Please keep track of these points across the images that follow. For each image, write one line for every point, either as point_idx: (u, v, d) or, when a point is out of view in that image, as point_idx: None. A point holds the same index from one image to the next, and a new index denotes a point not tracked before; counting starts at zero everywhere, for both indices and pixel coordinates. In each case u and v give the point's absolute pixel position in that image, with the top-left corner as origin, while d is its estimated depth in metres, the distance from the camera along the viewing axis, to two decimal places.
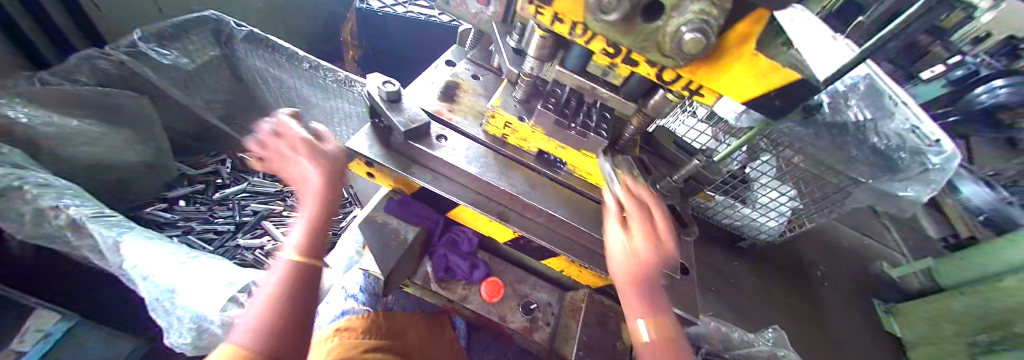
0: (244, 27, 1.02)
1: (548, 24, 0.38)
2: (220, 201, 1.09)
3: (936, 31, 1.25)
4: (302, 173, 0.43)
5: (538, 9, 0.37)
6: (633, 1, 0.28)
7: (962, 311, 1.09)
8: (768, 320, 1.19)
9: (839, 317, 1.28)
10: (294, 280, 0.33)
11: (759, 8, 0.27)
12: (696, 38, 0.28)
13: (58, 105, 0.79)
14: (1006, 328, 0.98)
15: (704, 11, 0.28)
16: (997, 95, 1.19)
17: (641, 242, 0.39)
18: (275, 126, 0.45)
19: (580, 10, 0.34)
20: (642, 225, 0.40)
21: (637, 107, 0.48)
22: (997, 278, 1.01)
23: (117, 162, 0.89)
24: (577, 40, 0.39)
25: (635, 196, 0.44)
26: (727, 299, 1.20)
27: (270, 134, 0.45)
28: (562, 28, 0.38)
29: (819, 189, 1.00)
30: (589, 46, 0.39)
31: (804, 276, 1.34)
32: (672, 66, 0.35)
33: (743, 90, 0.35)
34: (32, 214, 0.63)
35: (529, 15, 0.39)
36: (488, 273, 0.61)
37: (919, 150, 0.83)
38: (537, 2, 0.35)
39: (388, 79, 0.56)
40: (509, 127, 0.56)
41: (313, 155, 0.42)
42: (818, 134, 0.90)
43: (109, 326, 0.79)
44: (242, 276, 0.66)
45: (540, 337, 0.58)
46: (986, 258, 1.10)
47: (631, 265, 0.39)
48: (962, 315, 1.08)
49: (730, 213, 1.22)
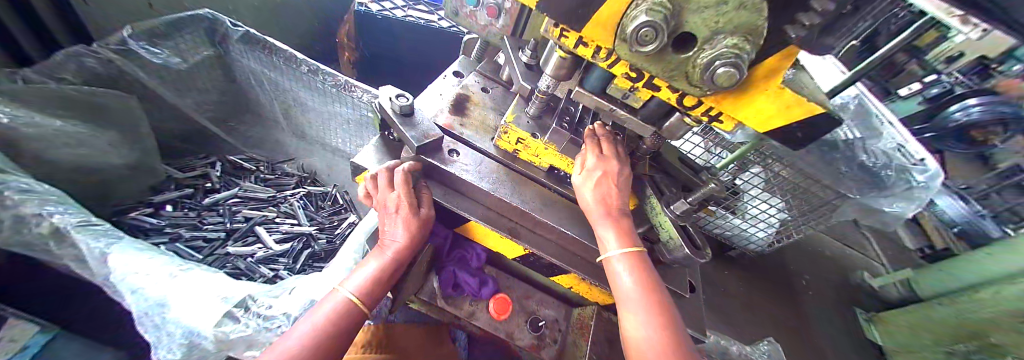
0: (240, 28, 0.99)
1: (571, 47, 0.38)
2: (209, 207, 1.04)
3: (913, 49, 1.40)
4: (393, 228, 0.48)
5: (563, 32, 0.36)
6: (669, 32, 0.28)
7: (939, 320, 1.11)
8: (761, 331, 1.21)
9: (829, 328, 1.31)
10: (343, 320, 0.42)
11: (789, 46, 0.28)
12: (729, 72, 0.28)
13: (41, 104, 0.75)
14: (983, 338, 1.02)
15: (738, 46, 0.28)
16: (970, 114, 1.24)
17: (591, 160, 0.46)
18: (393, 171, 0.48)
19: (609, 36, 0.34)
20: (591, 151, 0.47)
21: (653, 128, 0.49)
22: (973, 290, 1.05)
23: (100, 164, 0.85)
24: (600, 63, 0.39)
25: (587, 140, 0.49)
26: (719, 308, 1.23)
27: (386, 175, 0.47)
28: (586, 51, 0.37)
29: (807, 203, 1.02)
30: (612, 70, 0.39)
31: (794, 288, 1.37)
32: (698, 95, 0.35)
33: (766, 119, 0.35)
34: (12, 220, 0.60)
35: (553, 37, 0.38)
36: (497, 289, 0.59)
37: (905, 167, 0.89)
38: (564, 25, 0.35)
39: (401, 91, 0.55)
40: (522, 143, 0.55)
41: (409, 223, 0.46)
42: (811, 150, 0.94)
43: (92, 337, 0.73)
44: (238, 290, 0.63)
45: (548, 355, 0.57)
46: (958, 271, 1.16)
47: (591, 187, 0.46)
48: (939, 325, 1.11)
49: (721, 223, 1.28)
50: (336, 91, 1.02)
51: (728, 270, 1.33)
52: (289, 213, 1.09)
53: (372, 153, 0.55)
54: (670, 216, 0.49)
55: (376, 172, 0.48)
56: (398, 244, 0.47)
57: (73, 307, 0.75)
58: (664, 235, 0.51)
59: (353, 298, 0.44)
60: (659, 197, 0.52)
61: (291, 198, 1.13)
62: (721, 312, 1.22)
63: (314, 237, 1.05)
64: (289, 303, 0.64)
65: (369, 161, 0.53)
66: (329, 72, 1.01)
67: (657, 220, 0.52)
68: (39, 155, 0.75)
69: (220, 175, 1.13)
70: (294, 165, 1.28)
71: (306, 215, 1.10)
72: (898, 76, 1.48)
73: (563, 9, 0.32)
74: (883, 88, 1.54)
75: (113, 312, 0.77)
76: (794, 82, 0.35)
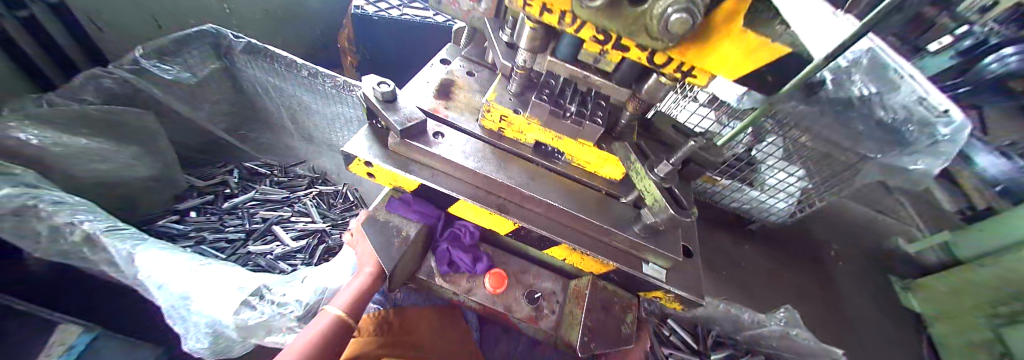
0: (242, 39, 1.04)
1: (537, 15, 0.38)
2: (229, 210, 1.11)
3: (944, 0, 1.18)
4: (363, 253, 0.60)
5: (526, 1, 0.36)
6: None
7: (981, 281, 1.06)
8: (784, 301, 1.18)
9: (857, 297, 1.26)
10: (335, 330, 0.49)
11: None
12: (687, 17, 0.28)
13: (67, 125, 0.81)
14: None
15: None
16: (1007, 64, 1.10)
17: None
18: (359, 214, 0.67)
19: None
20: None
21: (631, 91, 0.48)
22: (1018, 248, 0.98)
23: (125, 177, 0.92)
24: (567, 29, 0.39)
25: None
26: (738, 280, 1.19)
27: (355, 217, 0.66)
28: (551, 18, 0.37)
29: (828, 168, 1.01)
30: (580, 34, 0.39)
31: (819, 258, 1.33)
32: (662, 49, 0.35)
33: (737, 66, 0.34)
34: (49, 231, 0.66)
35: (518, 8, 0.38)
36: (491, 265, 0.62)
37: (926, 120, 0.72)
38: None
39: (383, 79, 0.56)
40: (505, 120, 0.56)
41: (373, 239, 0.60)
42: (822, 112, 0.89)
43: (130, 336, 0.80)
44: (253, 281, 0.67)
45: (545, 325, 0.59)
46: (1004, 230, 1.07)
47: None
48: (980, 285, 1.06)
49: (738, 196, 1.20)
50: (331, 91, 1.06)
51: (748, 244, 1.29)
52: (303, 212, 1.14)
53: (362, 141, 0.56)
54: (653, 179, 0.49)
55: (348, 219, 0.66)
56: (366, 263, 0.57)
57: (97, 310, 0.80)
58: (650, 199, 0.51)
59: (339, 312, 0.52)
60: (645, 163, 0.52)
61: (304, 198, 1.18)
62: (740, 283, 1.18)
63: (328, 233, 1.10)
64: (300, 291, 0.67)
65: (359, 148, 0.54)
66: (321, 72, 1.03)
67: (643, 185, 0.51)
68: (68, 171, 0.81)
69: (237, 181, 1.19)
70: (305, 167, 1.33)
71: (320, 213, 1.15)
72: (929, 32, 1.23)
73: None
74: (911, 46, 1.28)
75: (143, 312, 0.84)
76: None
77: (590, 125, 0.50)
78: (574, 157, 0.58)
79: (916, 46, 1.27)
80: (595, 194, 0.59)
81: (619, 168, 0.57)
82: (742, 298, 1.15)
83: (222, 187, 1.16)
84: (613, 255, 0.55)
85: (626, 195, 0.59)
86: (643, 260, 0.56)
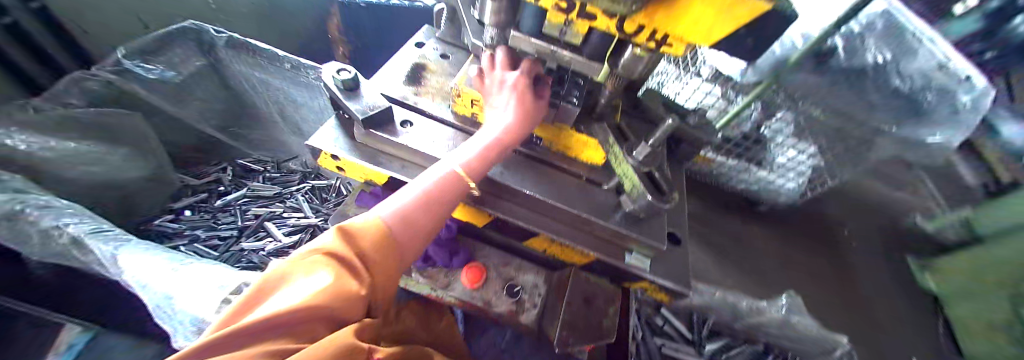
0: (223, 33, 1.01)
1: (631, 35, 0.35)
2: (222, 208, 1.15)
3: None
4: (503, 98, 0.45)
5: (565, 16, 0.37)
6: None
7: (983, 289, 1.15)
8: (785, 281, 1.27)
9: (877, 293, 1.33)
10: (448, 194, 0.40)
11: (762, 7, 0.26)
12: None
13: (53, 130, 0.85)
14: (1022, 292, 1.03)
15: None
16: None
17: None
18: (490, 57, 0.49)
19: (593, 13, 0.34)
20: None
21: (607, 70, 0.44)
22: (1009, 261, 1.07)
23: (116, 178, 0.97)
24: (632, 39, 0.36)
25: None
26: (715, 244, 1.25)
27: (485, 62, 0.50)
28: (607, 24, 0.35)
29: (842, 143, 1.03)
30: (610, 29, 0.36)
31: (837, 246, 1.39)
32: (626, 13, 0.31)
33: (704, 32, 0.31)
34: (40, 232, 0.69)
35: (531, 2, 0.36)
36: (470, 259, 0.60)
37: (948, 89, 0.85)
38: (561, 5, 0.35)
39: (344, 66, 0.54)
40: (477, 105, 0.53)
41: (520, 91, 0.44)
42: (832, 82, 0.94)
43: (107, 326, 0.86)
44: (234, 278, 0.66)
45: (525, 319, 0.56)
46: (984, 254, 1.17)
47: None
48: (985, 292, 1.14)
49: (746, 178, 1.19)
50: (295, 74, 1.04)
51: (758, 228, 1.35)
52: (296, 207, 1.17)
53: (329, 133, 0.54)
54: (631, 163, 0.45)
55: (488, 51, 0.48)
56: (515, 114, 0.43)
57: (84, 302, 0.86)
58: (628, 185, 0.47)
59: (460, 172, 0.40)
60: (623, 144, 0.47)
61: (296, 194, 1.21)
62: (716, 249, 1.26)
63: (320, 227, 1.13)
64: None
65: (326, 142, 0.52)
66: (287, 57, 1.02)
67: (621, 170, 0.47)
68: (60, 173, 0.87)
69: (231, 178, 1.24)
70: (297, 162, 1.34)
71: (312, 208, 1.18)
72: None
73: None
74: None
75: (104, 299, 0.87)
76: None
77: (565, 105, 0.48)
78: (556, 139, 0.55)
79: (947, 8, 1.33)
80: (577, 180, 0.56)
81: (601, 152, 0.54)
82: (709, 266, 1.24)
83: (214, 186, 1.21)
84: (596, 246, 0.52)
85: (608, 181, 0.55)
86: (627, 249, 0.53)
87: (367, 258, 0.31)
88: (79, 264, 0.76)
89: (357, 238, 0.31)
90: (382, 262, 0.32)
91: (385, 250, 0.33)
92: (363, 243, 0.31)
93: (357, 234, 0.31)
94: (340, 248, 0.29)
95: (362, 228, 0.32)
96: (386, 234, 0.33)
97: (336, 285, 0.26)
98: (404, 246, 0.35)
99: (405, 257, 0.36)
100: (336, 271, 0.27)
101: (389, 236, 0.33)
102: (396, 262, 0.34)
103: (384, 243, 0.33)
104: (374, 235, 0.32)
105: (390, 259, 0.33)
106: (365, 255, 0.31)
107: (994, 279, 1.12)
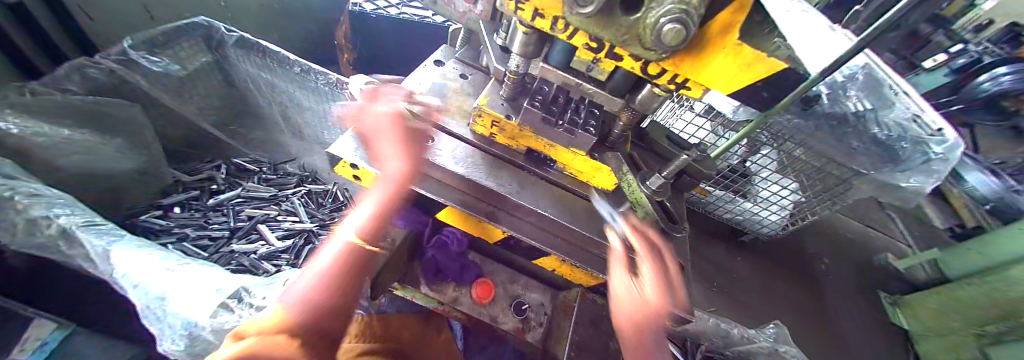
0: (234, 33, 1.04)
1: (656, 78, 0.38)
2: (214, 207, 1.12)
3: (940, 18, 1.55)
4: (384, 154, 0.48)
5: (593, 54, 0.39)
6: (636, 38, 0.33)
7: (954, 328, 1.20)
8: (769, 313, 1.31)
9: (856, 326, 1.38)
10: (347, 266, 0.40)
11: (778, 64, 0.30)
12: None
13: (49, 116, 0.82)
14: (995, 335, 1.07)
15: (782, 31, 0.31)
16: (1000, 83, 1.37)
17: None
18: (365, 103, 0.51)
19: (624, 52, 0.37)
20: None
21: (625, 102, 0.47)
22: (977, 304, 1.13)
23: (108, 171, 0.94)
24: (655, 80, 0.39)
25: None
26: (699, 269, 1.35)
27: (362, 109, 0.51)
28: (634, 65, 0.38)
29: (821, 182, 1.14)
30: (634, 68, 0.38)
31: (814, 279, 1.46)
32: (656, 59, 0.34)
33: (730, 82, 0.34)
34: (26, 223, 0.66)
35: (561, 36, 0.39)
36: (479, 274, 0.62)
37: (922, 139, 0.84)
38: (591, 41, 0.37)
39: (371, 79, 0.55)
40: (497, 126, 0.55)
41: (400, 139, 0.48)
42: (819, 126, 1.05)
43: (91, 326, 0.82)
44: (232, 282, 0.65)
45: (532, 337, 0.58)
46: (947, 296, 1.24)
47: None
48: (954, 331, 1.20)
49: (731, 207, 1.38)
50: (300, 74, 1.04)
51: (740, 256, 1.43)
52: (292, 211, 1.15)
53: (348, 142, 0.55)
54: (644, 190, 0.49)
55: (358, 105, 0.52)
56: (392, 179, 0.46)
57: (67, 301, 0.82)
58: (639, 211, 0.51)
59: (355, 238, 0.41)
60: (634, 173, 0.52)
61: (292, 197, 1.19)
62: (703, 276, 1.33)
63: (314, 233, 1.11)
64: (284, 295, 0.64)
65: (345, 150, 0.53)
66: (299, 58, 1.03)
67: (633, 197, 0.51)
68: (49, 160, 0.82)
69: (224, 177, 1.20)
70: (296, 164, 1.33)
71: (307, 212, 1.16)
72: (925, 48, 1.57)
73: (591, 24, 0.33)
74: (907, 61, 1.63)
75: (88, 297, 0.85)
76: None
77: (582, 134, 0.50)
78: (570, 165, 0.57)
79: (913, 61, 1.61)
80: (586, 203, 0.58)
81: (613, 178, 0.56)
82: (696, 292, 1.29)
83: (207, 183, 1.18)
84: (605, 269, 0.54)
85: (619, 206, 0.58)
86: None
87: (295, 333, 0.29)
88: (59, 258, 0.73)
89: (268, 325, 0.29)
90: (311, 331, 0.30)
91: (301, 327, 0.30)
92: (277, 328, 0.29)
93: (265, 322, 0.29)
94: (253, 331, 0.28)
95: (268, 320, 0.30)
96: (297, 315, 0.31)
97: (267, 341, 0.25)
98: (325, 319, 0.33)
99: (332, 324, 0.33)
100: (263, 340, 0.26)
101: (300, 323, 0.30)
102: (329, 332, 0.32)
103: (298, 325, 0.30)
104: (285, 320, 0.30)
105: (316, 336, 0.30)
106: (290, 331, 0.29)
107: (960, 318, 1.18)
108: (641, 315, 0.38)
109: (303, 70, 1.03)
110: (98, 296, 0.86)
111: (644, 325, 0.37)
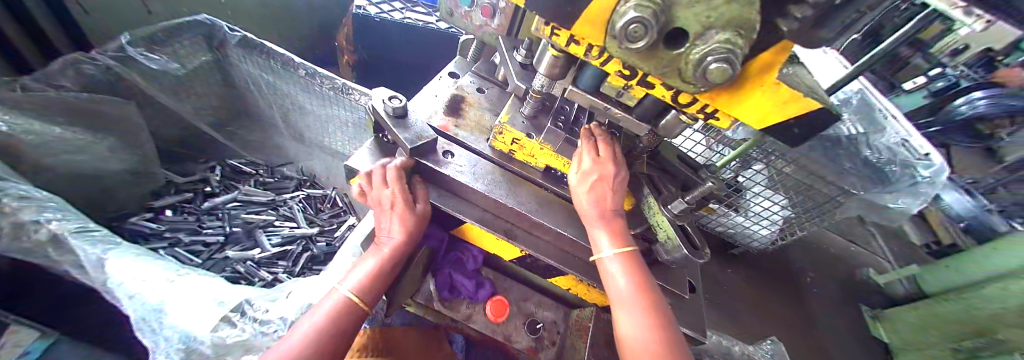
0: (238, 33, 1.00)
1: (686, 108, 0.39)
2: (208, 211, 1.09)
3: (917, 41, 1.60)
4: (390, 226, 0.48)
5: (625, 81, 0.40)
6: (675, 69, 0.33)
7: (931, 343, 1.26)
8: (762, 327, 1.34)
9: (846, 342, 1.41)
10: (340, 319, 0.42)
11: (813, 103, 0.31)
12: (637, 29, 0.26)
13: (40, 113, 0.78)
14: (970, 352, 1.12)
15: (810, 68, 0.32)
16: (976, 106, 1.44)
17: None
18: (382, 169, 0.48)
19: (656, 82, 0.37)
20: None
21: (649, 127, 0.48)
22: (958, 322, 1.16)
23: (99, 171, 0.90)
24: (684, 109, 0.39)
25: None
26: None
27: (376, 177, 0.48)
28: (665, 94, 0.38)
29: (809, 201, 1.11)
30: (665, 96, 0.39)
31: (803, 294, 1.50)
32: (692, 92, 0.34)
33: (764, 115, 0.35)
34: (11, 227, 0.63)
35: (594, 62, 0.39)
36: (493, 291, 0.60)
37: (909, 163, 0.95)
38: (624, 69, 0.37)
39: (394, 93, 0.54)
40: (517, 143, 0.55)
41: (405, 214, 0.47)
42: (813, 147, 1.06)
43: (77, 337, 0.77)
44: (235, 294, 0.63)
45: (546, 356, 0.59)
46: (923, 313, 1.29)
47: None
48: (931, 347, 1.25)
49: (725, 221, 1.40)
50: (303, 76, 1.02)
51: (731, 269, 1.46)
52: (288, 216, 1.13)
53: (366, 155, 0.54)
54: (666, 215, 0.50)
55: (371, 169, 0.48)
56: (390, 247, 0.48)
57: (52, 309, 0.78)
58: (662, 235, 0.51)
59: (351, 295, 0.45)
60: (656, 197, 0.53)
61: (290, 201, 1.16)
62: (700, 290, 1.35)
63: (313, 239, 1.09)
64: (286, 308, 0.63)
65: (363, 163, 0.52)
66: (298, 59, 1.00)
67: (656, 220, 0.52)
68: (38, 159, 0.79)
69: (220, 179, 1.17)
70: (294, 167, 1.30)
71: (306, 218, 1.13)
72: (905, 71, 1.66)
73: (630, 56, 0.33)
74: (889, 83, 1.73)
75: (76, 306, 0.80)
76: (789, 76, 0.34)
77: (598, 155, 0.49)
78: None
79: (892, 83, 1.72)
80: None
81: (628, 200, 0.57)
82: None
83: (201, 185, 1.14)
84: None
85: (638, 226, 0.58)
86: None
87: None
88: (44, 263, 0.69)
89: None
90: None
91: None
92: None
93: None
94: None
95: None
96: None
97: None
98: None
99: None
100: None
101: None
102: None
103: None
104: None
105: None
106: None
107: (936, 334, 1.23)
108: (601, 175, 0.46)
109: (309, 73, 1.01)
110: (87, 304, 0.81)
111: (604, 185, 0.46)
